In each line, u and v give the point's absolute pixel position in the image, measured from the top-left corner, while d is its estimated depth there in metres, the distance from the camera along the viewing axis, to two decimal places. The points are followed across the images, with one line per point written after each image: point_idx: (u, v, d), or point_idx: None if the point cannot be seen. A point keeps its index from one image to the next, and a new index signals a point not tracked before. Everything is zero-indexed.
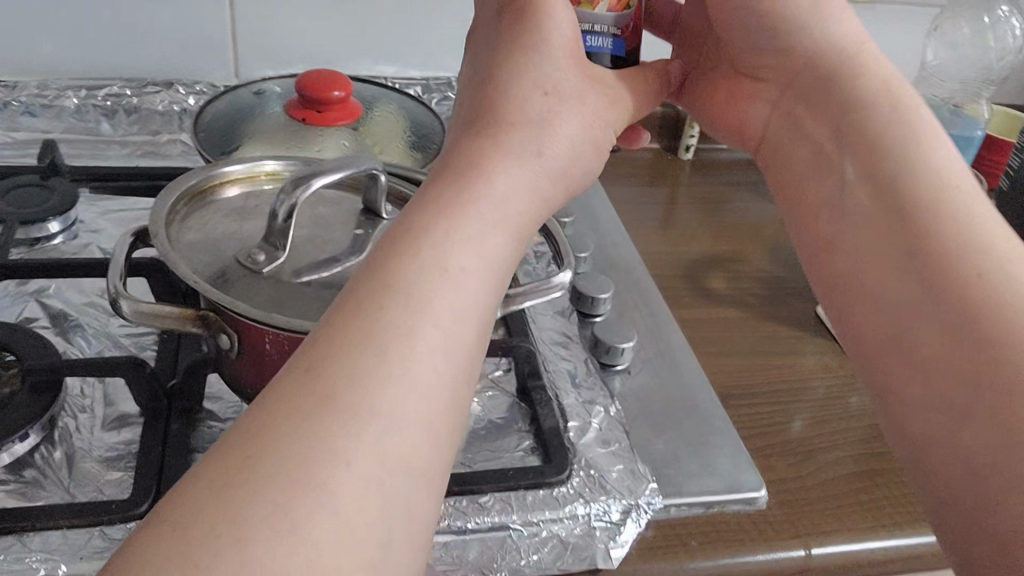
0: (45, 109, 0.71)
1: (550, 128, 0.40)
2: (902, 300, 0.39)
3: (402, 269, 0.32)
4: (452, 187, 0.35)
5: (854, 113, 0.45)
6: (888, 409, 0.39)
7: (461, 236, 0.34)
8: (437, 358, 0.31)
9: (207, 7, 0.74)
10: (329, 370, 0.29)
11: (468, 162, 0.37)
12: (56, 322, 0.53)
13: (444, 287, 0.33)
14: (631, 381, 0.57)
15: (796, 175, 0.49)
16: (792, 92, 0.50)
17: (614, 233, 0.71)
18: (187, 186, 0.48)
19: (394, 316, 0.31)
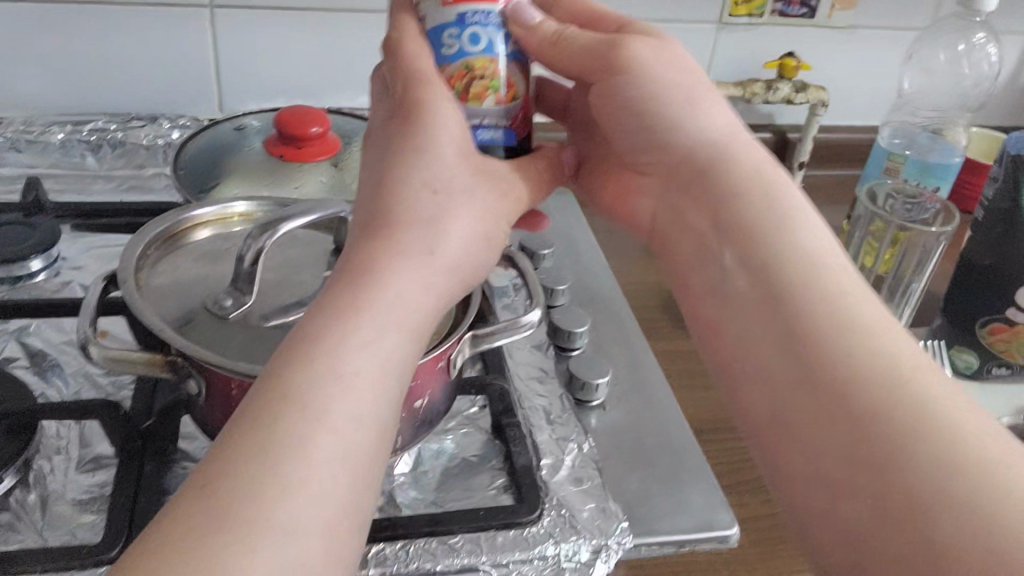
0: (30, 144, 0.72)
1: (438, 221, 0.41)
2: (779, 387, 0.38)
3: (297, 374, 0.34)
4: (346, 291, 0.37)
5: (732, 194, 0.45)
6: (790, 499, 0.37)
7: (355, 334, 0.35)
8: (338, 453, 0.33)
9: (189, 42, 0.75)
10: (230, 476, 0.31)
11: (365, 263, 0.38)
12: (35, 362, 0.53)
13: (339, 385, 0.34)
14: (606, 417, 0.57)
15: (683, 258, 0.48)
16: (672, 184, 0.49)
17: (593, 266, 0.72)
18: (158, 231, 0.49)
19: (288, 421, 0.32)
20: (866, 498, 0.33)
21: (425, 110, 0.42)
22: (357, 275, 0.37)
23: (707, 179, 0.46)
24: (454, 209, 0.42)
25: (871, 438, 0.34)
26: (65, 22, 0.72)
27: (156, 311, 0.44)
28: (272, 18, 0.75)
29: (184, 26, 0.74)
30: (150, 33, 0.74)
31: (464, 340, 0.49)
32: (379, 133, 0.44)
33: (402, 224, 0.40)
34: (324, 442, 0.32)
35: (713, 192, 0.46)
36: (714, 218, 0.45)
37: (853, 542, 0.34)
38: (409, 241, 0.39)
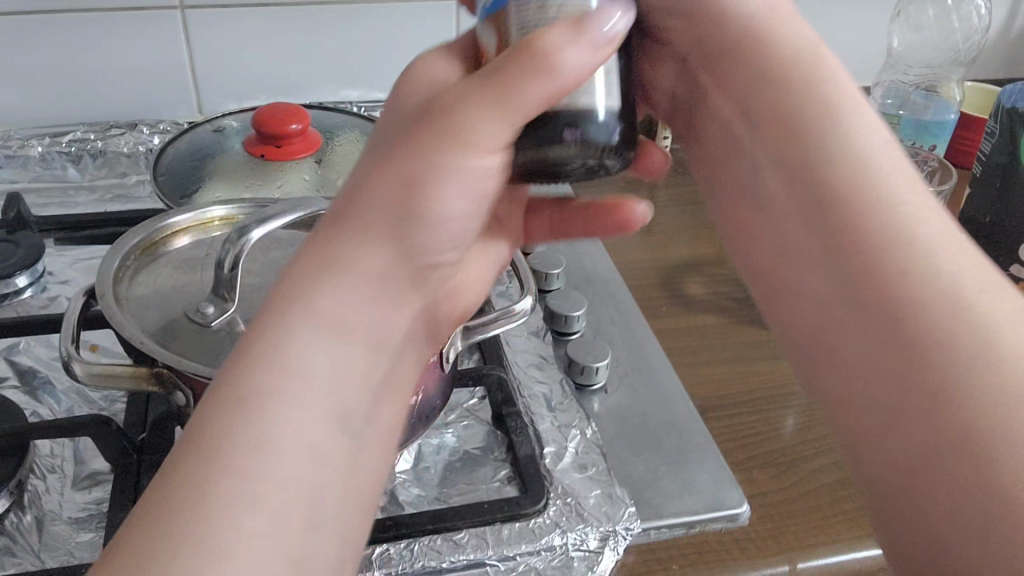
0: (10, 159, 0.71)
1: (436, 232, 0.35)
2: (819, 301, 0.38)
3: (254, 377, 0.30)
4: (293, 289, 0.32)
5: (764, 93, 0.42)
6: (829, 409, 0.37)
7: (307, 340, 0.31)
8: (303, 463, 0.30)
9: (165, 44, 0.73)
10: (206, 476, 0.28)
11: (312, 272, 0.32)
12: (24, 381, 0.52)
13: (299, 397, 0.30)
14: (610, 399, 0.56)
15: (712, 146, 0.47)
16: (700, 66, 0.46)
17: (589, 247, 0.71)
18: (136, 240, 0.48)
19: (238, 436, 0.29)
20: (918, 417, 0.33)
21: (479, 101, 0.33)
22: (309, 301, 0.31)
23: (734, 71, 0.43)
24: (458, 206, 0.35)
25: (927, 366, 0.33)
26: (37, 35, 0.71)
27: (137, 323, 0.43)
28: (243, 16, 0.74)
29: (159, 29, 0.73)
30: (124, 38, 0.72)
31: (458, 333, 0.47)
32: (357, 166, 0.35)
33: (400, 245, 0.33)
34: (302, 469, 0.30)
35: (741, 88, 0.43)
36: (746, 118, 0.43)
37: (890, 465, 0.34)
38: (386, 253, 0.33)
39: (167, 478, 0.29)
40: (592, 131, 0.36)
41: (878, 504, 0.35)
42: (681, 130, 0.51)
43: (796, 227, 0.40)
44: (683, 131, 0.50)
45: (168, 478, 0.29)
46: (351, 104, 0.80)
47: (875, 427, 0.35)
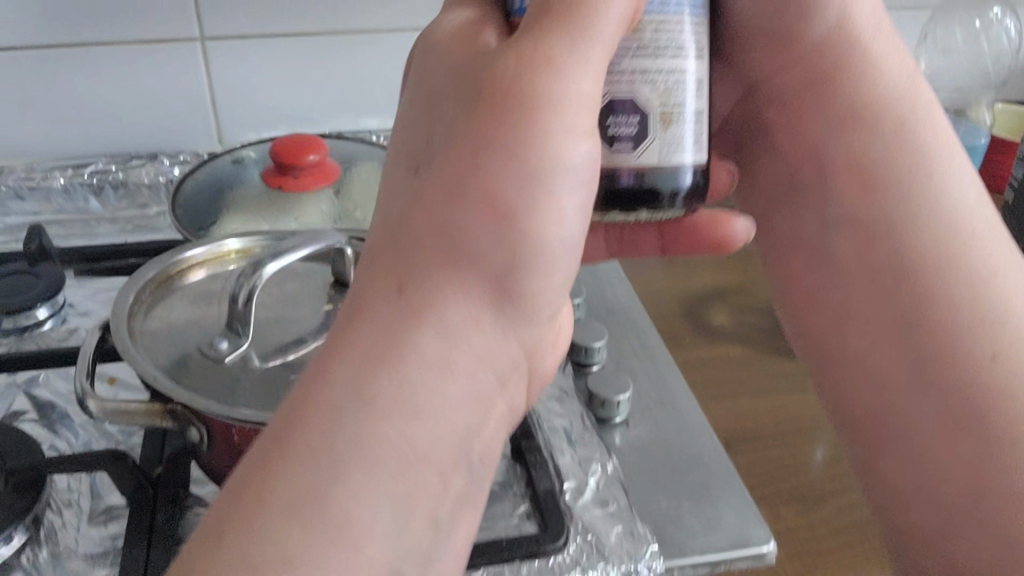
0: (33, 191, 0.72)
1: (536, 258, 0.32)
2: (853, 299, 0.43)
3: (324, 425, 0.28)
4: (385, 326, 0.29)
5: (843, 103, 0.44)
6: (879, 464, 0.41)
7: (402, 400, 0.29)
8: (376, 545, 0.27)
9: (188, 76, 0.74)
10: (250, 530, 0.26)
11: (395, 312, 0.29)
12: (43, 415, 0.52)
13: (386, 467, 0.28)
14: (632, 432, 0.55)
15: (766, 186, 0.51)
16: (764, 104, 0.50)
17: (611, 277, 0.70)
18: (152, 274, 0.47)
19: (310, 502, 0.27)
20: (971, 501, 0.36)
21: (527, 108, 0.30)
22: (393, 357, 0.29)
23: (815, 72, 0.45)
24: (556, 228, 0.32)
25: (997, 453, 0.36)
26: (63, 67, 0.71)
27: (150, 357, 0.42)
28: (265, 48, 0.74)
29: (182, 61, 0.73)
30: (147, 69, 0.73)
31: None
32: (396, 189, 0.32)
33: (489, 270, 0.31)
34: (371, 545, 0.27)
35: (813, 94, 0.46)
36: (817, 124, 0.46)
37: (939, 536, 0.37)
38: (485, 281, 0.31)
39: (207, 529, 0.27)
40: (658, 180, 0.36)
41: (908, 559, 0.39)
42: (741, 134, 0.53)
43: (843, 227, 0.44)
44: (742, 134, 0.53)
45: (210, 531, 0.26)
46: (371, 133, 0.80)
47: (929, 496, 0.38)
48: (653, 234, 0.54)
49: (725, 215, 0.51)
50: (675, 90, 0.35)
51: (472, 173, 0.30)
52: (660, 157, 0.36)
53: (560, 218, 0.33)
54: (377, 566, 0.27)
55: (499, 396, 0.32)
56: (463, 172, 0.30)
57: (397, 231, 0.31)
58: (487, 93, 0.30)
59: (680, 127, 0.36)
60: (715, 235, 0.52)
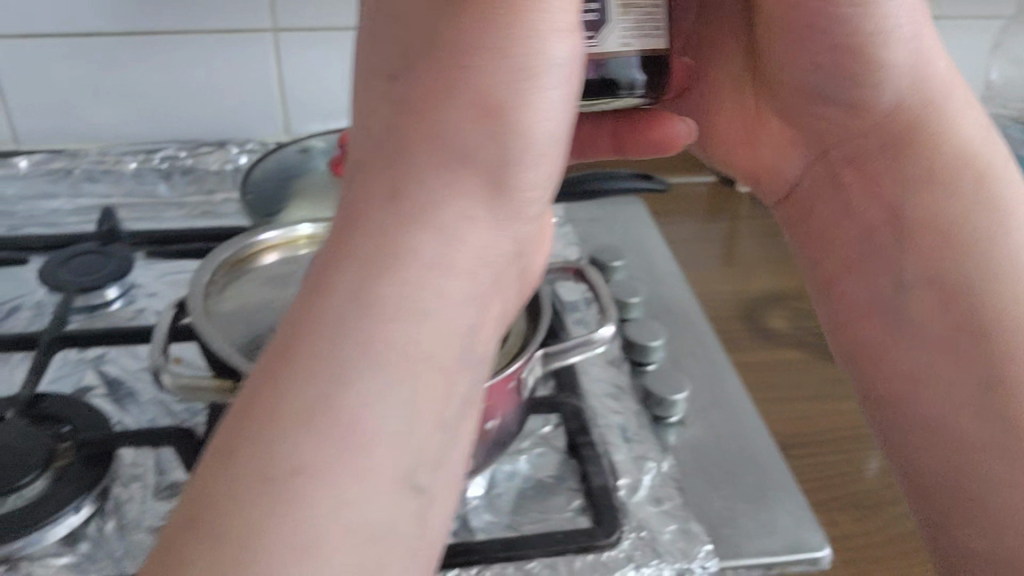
0: (105, 175, 0.74)
1: (529, 153, 0.32)
2: (876, 266, 0.43)
3: (312, 346, 0.27)
4: (363, 251, 0.28)
5: (847, 55, 0.42)
6: (954, 523, 0.39)
7: (389, 307, 0.27)
8: (387, 455, 0.26)
9: (257, 66, 0.76)
10: (259, 446, 0.25)
11: (384, 226, 0.28)
12: (111, 391, 0.53)
13: (382, 372, 0.27)
14: (687, 432, 0.55)
15: (811, 223, 0.47)
16: (818, 144, 0.46)
17: (668, 277, 0.70)
18: (226, 255, 0.49)
19: (305, 432, 0.25)
20: None
21: (507, 14, 0.30)
22: (389, 250, 0.28)
23: (807, 35, 0.43)
24: (548, 129, 0.32)
25: None
26: (139, 55, 0.73)
27: (225, 335, 0.44)
28: (333, 42, 0.75)
29: (252, 51, 0.75)
30: (218, 59, 0.75)
31: (535, 358, 0.47)
32: (376, 97, 0.31)
33: (485, 165, 0.30)
34: (378, 448, 0.26)
35: (802, 54, 0.44)
36: (810, 89, 0.45)
37: None
38: (480, 175, 0.30)
39: (217, 447, 0.26)
40: (614, 69, 0.38)
41: None
42: (727, 112, 0.51)
43: (862, 198, 0.44)
44: (725, 112, 0.51)
45: (218, 451, 0.26)
46: None
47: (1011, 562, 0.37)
48: (607, 132, 0.54)
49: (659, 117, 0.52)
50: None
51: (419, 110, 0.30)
52: (621, 43, 0.37)
53: (549, 119, 0.32)
54: (387, 482, 0.26)
55: (496, 297, 0.31)
56: (449, 75, 0.30)
57: (386, 134, 0.30)
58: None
59: (639, 14, 0.37)
60: (657, 135, 0.52)
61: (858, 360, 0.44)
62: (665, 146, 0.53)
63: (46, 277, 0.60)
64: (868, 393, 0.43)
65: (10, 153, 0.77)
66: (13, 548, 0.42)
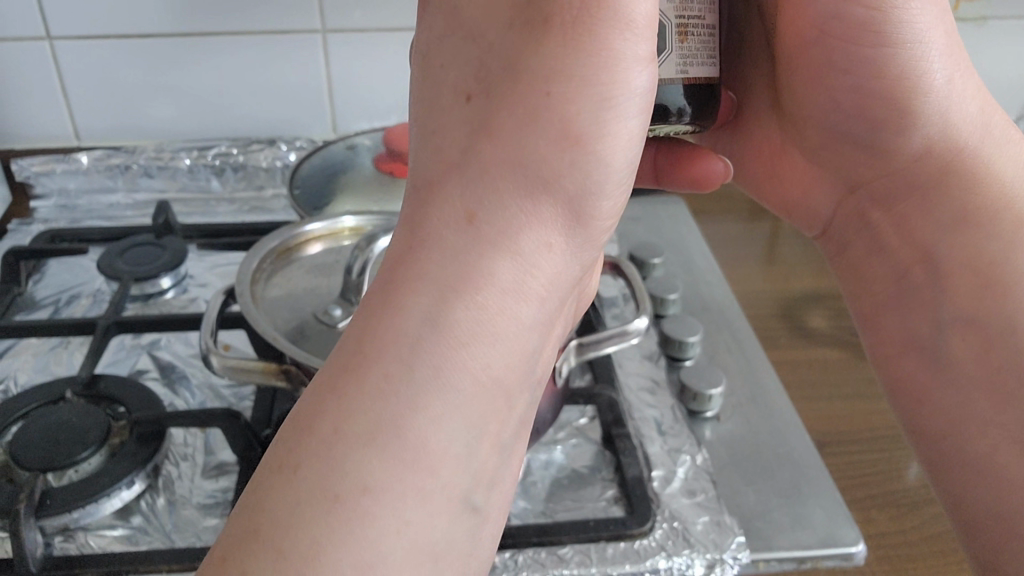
0: (160, 171, 0.77)
1: (605, 184, 0.31)
2: (911, 305, 0.43)
3: (375, 365, 0.26)
4: (437, 269, 0.28)
5: (877, 95, 0.41)
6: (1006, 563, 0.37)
7: (466, 332, 0.28)
8: (445, 473, 0.26)
9: (308, 66, 0.78)
10: (325, 461, 0.25)
11: (455, 248, 0.28)
12: (163, 375, 0.55)
13: (441, 392, 0.27)
14: (723, 427, 0.56)
15: (854, 260, 0.47)
16: (859, 176, 0.45)
17: (708, 275, 0.70)
18: (274, 245, 0.52)
19: (376, 446, 0.25)
20: None
21: (589, 41, 0.28)
22: (462, 281, 0.28)
23: (834, 75, 0.43)
24: (624, 154, 0.31)
25: None
26: (192, 53, 0.76)
27: (271, 321, 0.46)
28: (381, 43, 0.77)
29: (303, 52, 0.77)
30: (268, 59, 0.77)
31: (570, 349, 0.48)
32: (447, 115, 0.30)
33: (564, 196, 0.30)
34: (444, 467, 0.26)
35: (831, 90, 0.43)
36: (838, 129, 0.45)
37: None
38: (558, 205, 0.30)
39: (273, 460, 0.26)
40: (669, 96, 0.36)
41: None
42: (764, 150, 0.52)
43: (890, 236, 0.44)
44: (762, 149, 0.52)
45: (281, 460, 0.25)
46: None
47: None
48: (648, 160, 0.54)
49: (700, 153, 0.53)
50: (689, 4, 0.34)
51: (497, 133, 0.29)
52: (678, 71, 0.35)
53: (622, 149, 0.31)
54: (450, 497, 0.27)
55: (556, 319, 0.32)
56: (531, 102, 0.28)
57: (461, 156, 0.29)
58: (550, 17, 0.28)
59: (697, 41, 0.35)
60: (697, 170, 0.53)
61: (897, 395, 0.43)
62: (701, 182, 0.54)
63: (104, 266, 0.62)
64: (910, 426, 0.42)
65: (72, 150, 0.80)
66: (70, 519, 0.45)
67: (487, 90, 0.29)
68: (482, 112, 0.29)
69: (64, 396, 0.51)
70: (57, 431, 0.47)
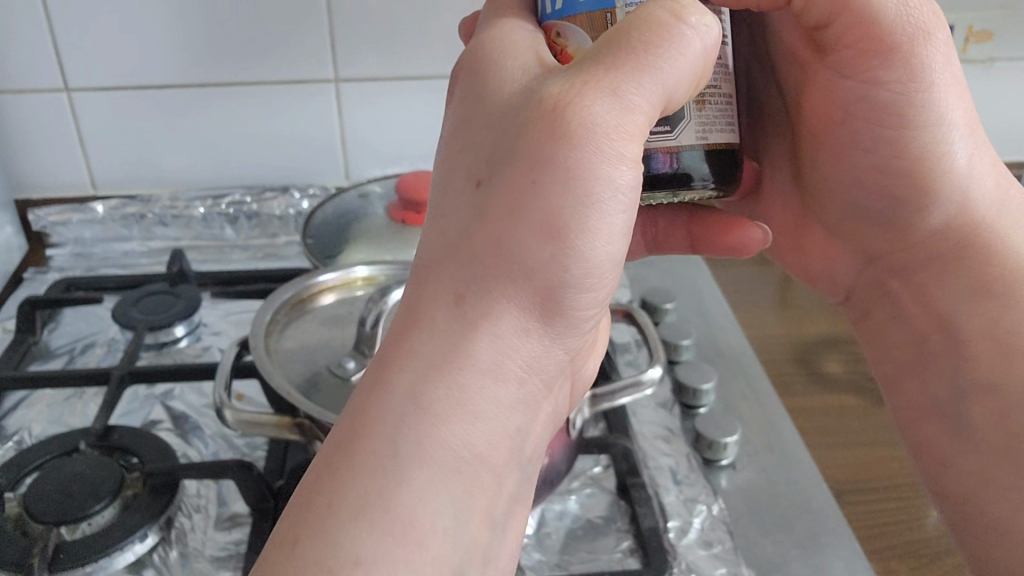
0: (175, 219, 0.78)
1: (587, 275, 0.31)
2: (929, 375, 0.44)
3: (365, 444, 0.27)
4: (429, 351, 0.28)
5: (898, 175, 0.42)
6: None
7: (452, 413, 0.28)
8: (431, 548, 0.27)
9: (321, 112, 0.79)
10: (321, 532, 0.26)
11: (444, 333, 0.28)
12: (177, 425, 0.56)
13: (428, 469, 0.27)
14: (738, 475, 0.55)
15: (872, 326, 0.48)
16: (875, 247, 0.46)
17: (721, 321, 0.70)
18: (287, 296, 0.52)
19: (364, 524, 0.26)
20: None
21: (580, 138, 0.28)
22: (446, 362, 0.28)
23: (854, 154, 0.43)
24: (606, 246, 0.31)
25: None
26: (206, 101, 0.77)
27: (284, 373, 0.46)
28: (393, 92, 0.78)
29: (317, 101, 0.78)
30: (281, 106, 0.78)
31: (584, 400, 0.48)
32: (455, 200, 0.30)
33: (540, 284, 0.30)
34: (432, 541, 0.27)
35: (849, 167, 0.44)
36: (855, 204, 0.45)
37: None
38: (542, 293, 0.30)
39: (280, 533, 0.26)
40: (689, 162, 0.35)
41: None
42: (778, 218, 0.52)
43: (911, 306, 0.44)
44: (780, 218, 0.52)
45: (286, 535, 0.26)
46: None
47: None
48: (682, 230, 0.53)
49: (736, 222, 0.50)
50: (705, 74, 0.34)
51: (493, 222, 0.29)
52: (698, 137, 0.34)
53: (606, 239, 0.30)
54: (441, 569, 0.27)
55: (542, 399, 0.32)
56: (521, 195, 0.28)
57: (458, 244, 0.29)
58: (542, 112, 0.28)
59: (714, 107, 0.34)
60: (732, 239, 0.51)
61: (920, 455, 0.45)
62: (739, 249, 0.51)
63: (119, 315, 0.63)
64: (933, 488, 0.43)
65: (88, 199, 0.81)
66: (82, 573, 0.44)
67: (488, 181, 0.29)
68: (477, 202, 0.29)
69: (77, 447, 0.51)
70: (71, 483, 0.47)
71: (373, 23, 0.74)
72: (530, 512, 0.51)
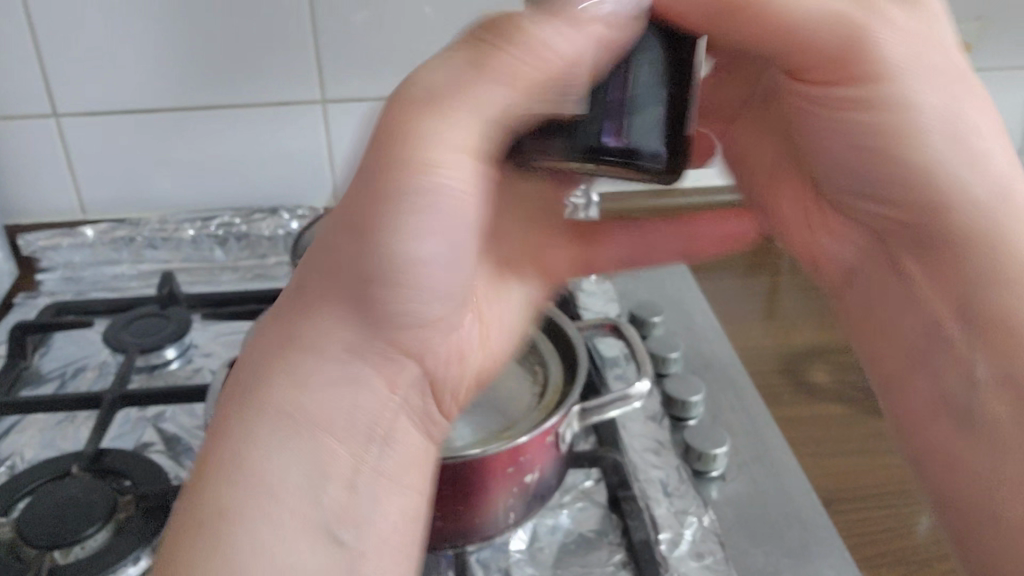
0: (165, 242, 0.78)
1: (416, 315, 0.36)
2: (936, 357, 0.45)
3: (213, 440, 0.34)
4: (273, 354, 0.34)
5: (887, 158, 0.43)
6: None
7: (254, 418, 0.34)
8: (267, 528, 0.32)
9: (309, 131, 0.79)
10: (217, 514, 0.32)
11: (287, 344, 0.34)
12: (169, 447, 0.56)
13: (248, 462, 0.33)
14: (728, 486, 0.56)
15: (879, 312, 0.49)
16: (886, 234, 0.46)
17: (708, 333, 0.70)
18: None
19: (204, 507, 0.32)
20: None
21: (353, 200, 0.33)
22: (266, 368, 0.34)
23: (843, 143, 0.44)
24: (412, 295, 0.35)
25: None
26: (193, 122, 0.77)
27: None
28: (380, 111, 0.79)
29: (304, 122, 0.78)
30: (269, 127, 0.78)
31: (573, 414, 0.49)
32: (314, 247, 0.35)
33: (362, 307, 0.35)
34: (290, 521, 0.33)
35: (842, 158, 0.45)
36: (851, 190, 0.46)
37: None
38: (387, 322, 0.36)
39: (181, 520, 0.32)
40: None
41: None
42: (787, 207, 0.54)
43: (921, 289, 0.45)
44: (792, 209, 0.54)
45: (186, 519, 0.32)
46: None
47: None
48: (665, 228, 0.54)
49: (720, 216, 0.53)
50: None
51: (329, 266, 0.34)
52: None
53: (430, 298, 0.36)
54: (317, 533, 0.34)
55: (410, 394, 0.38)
56: (353, 245, 0.33)
57: (320, 275, 0.34)
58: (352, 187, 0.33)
59: None
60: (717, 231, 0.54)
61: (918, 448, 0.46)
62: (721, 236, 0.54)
63: (109, 338, 0.63)
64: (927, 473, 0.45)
65: (77, 223, 0.81)
66: None
67: (333, 229, 0.34)
68: (325, 238, 0.34)
69: (70, 471, 0.51)
70: (64, 508, 0.47)
71: (359, 43, 0.75)
72: (522, 527, 0.51)
